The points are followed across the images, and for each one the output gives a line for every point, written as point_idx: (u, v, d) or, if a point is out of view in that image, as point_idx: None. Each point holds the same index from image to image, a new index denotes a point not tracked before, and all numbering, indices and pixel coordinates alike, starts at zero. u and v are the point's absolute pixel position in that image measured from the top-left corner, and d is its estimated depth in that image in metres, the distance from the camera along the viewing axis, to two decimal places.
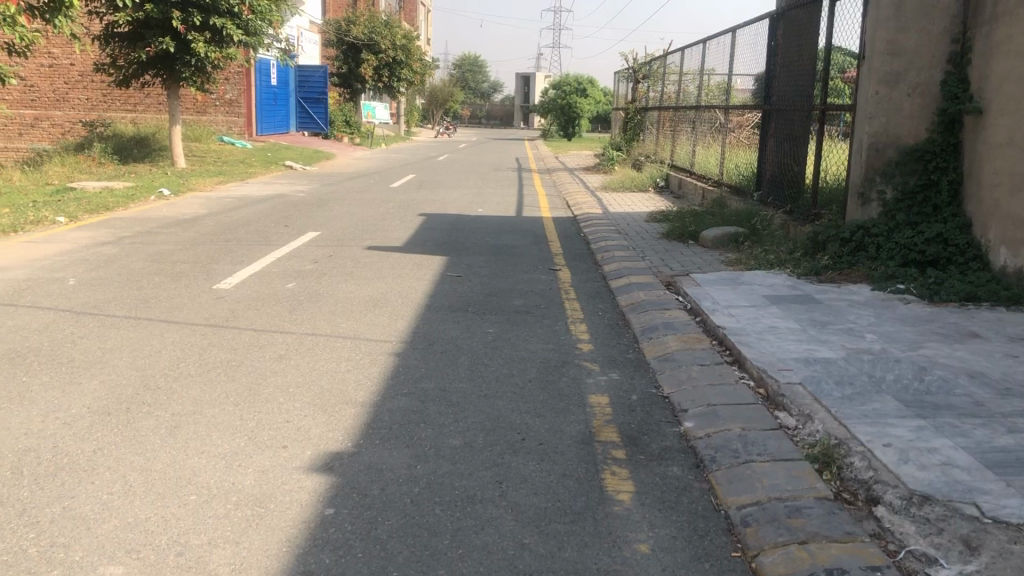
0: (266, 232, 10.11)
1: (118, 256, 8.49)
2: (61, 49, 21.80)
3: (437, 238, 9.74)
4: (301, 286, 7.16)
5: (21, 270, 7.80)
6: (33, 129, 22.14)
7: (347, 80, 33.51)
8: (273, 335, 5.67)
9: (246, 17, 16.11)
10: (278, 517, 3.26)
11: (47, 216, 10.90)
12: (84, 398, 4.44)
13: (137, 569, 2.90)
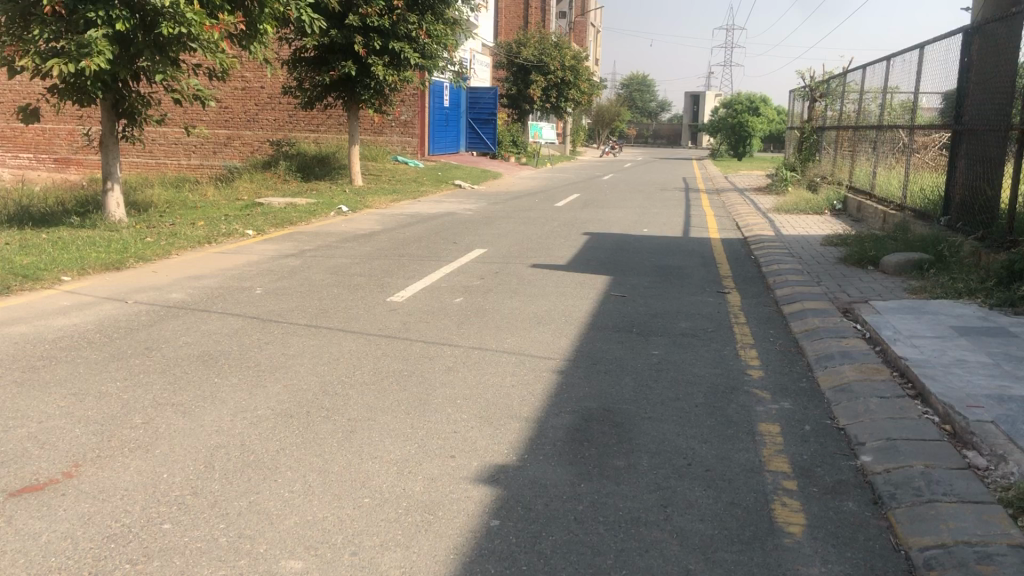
0: (436, 248, 10.43)
1: (299, 268, 8.98)
2: (254, 73, 23.32)
3: (602, 258, 9.73)
4: (469, 301, 7.34)
5: (215, 279, 8.39)
6: (226, 148, 23.80)
7: (516, 101, 34.19)
8: (443, 347, 5.84)
9: (423, 41, 16.76)
10: (447, 524, 3.35)
11: (237, 229, 11.68)
12: (268, 400, 4.73)
13: (315, 565, 3.05)
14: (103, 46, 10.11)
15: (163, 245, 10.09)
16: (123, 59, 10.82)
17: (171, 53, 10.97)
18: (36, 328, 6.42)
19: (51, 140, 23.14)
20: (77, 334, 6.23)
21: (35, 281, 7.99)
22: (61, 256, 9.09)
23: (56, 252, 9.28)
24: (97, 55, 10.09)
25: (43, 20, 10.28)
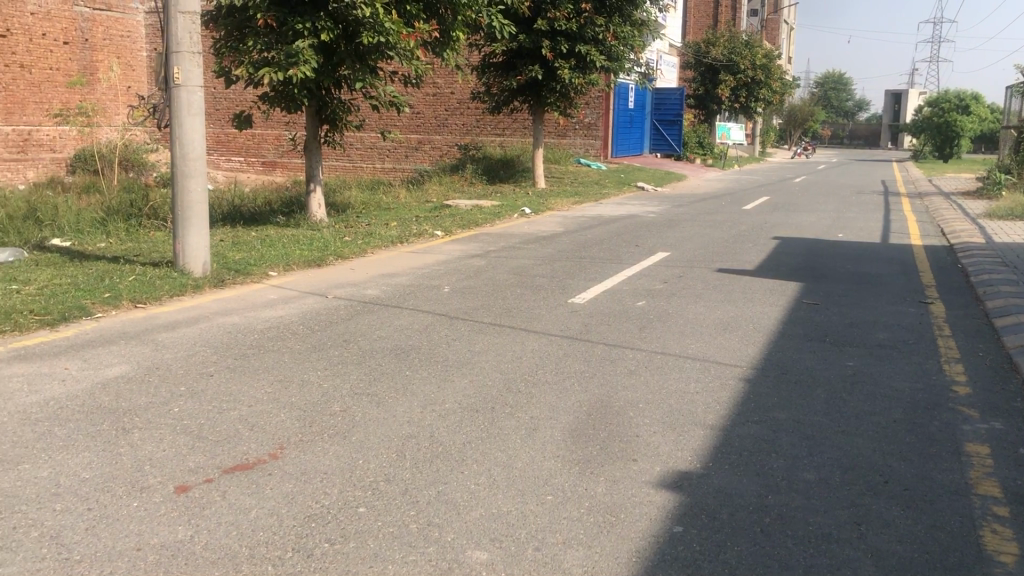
0: (620, 251, 10.40)
1: (485, 268, 9.22)
2: (445, 79, 24.08)
3: (792, 264, 9.39)
4: (652, 305, 7.28)
5: (406, 277, 8.76)
6: (417, 152, 24.72)
7: (703, 101, 33.55)
8: (626, 350, 5.83)
9: (611, 43, 16.74)
10: (629, 527, 3.34)
11: (427, 230, 12.14)
12: (455, 395, 4.90)
13: (500, 557, 3.12)
14: (309, 56, 10.75)
15: (360, 244, 10.61)
16: (327, 68, 11.46)
17: (370, 61, 11.53)
18: (247, 319, 6.93)
19: (260, 145, 24.88)
20: (282, 325, 6.69)
21: (246, 275, 8.63)
22: (268, 253, 9.76)
23: (264, 249, 9.98)
24: (304, 64, 10.76)
25: (257, 33, 11.10)
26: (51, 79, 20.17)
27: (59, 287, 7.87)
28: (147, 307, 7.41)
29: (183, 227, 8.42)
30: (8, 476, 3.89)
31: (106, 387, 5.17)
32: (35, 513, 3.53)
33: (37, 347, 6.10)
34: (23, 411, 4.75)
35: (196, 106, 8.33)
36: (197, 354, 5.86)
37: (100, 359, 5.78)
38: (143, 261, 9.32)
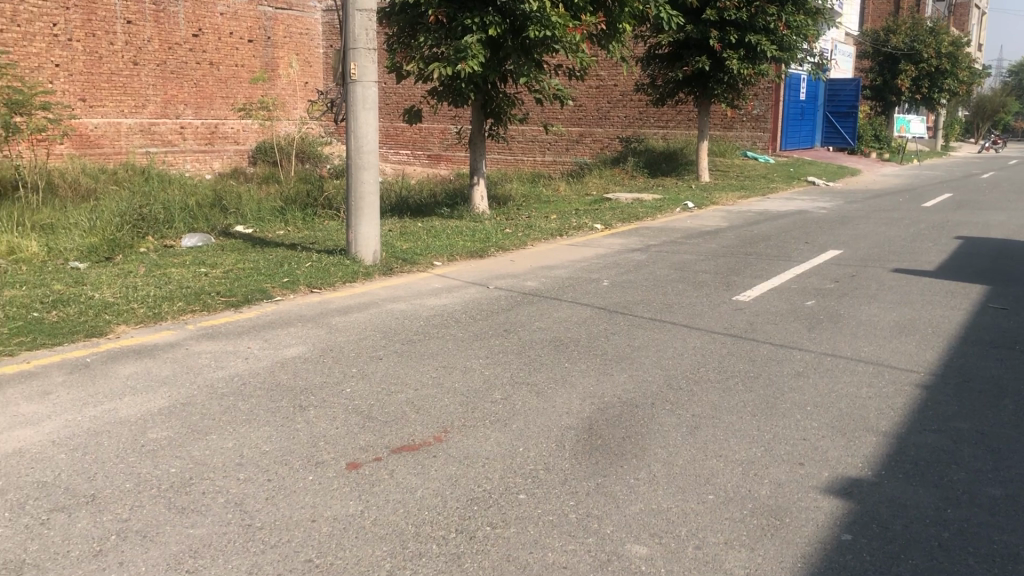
0: (787, 248, 10.07)
1: (645, 263, 9.13)
2: (609, 71, 23.95)
3: (977, 266, 8.78)
4: (821, 305, 7.01)
5: (566, 270, 8.81)
6: (579, 144, 24.75)
7: (881, 93, 31.89)
8: (792, 351, 5.64)
9: (782, 33, 16.15)
10: (794, 531, 3.25)
11: (587, 223, 12.15)
12: (615, 388, 4.90)
13: (660, 553, 3.11)
14: (477, 50, 10.96)
15: (521, 236, 10.74)
16: (494, 62, 11.62)
17: (536, 55, 11.63)
18: (413, 306, 7.18)
19: (427, 138, 25.60)
20: (446, 313, 6.88)
21: (413, 265, 8.93)
22: (433, 243, 10.06)
23: (430, 239, 10.29)
24: (471, 59, 10.96)
25: (428, 29, 11.48)
26: (237, 76, 21.51)
27: (244, 271, 8.41)
28: (321, 292, 7.80)
29: (355, 218, 8.80)
30: (199, 445, 4.21)
31: (285, 366, 5.50)
32: (220, 480, 3.81)
33: (223, 326, 6.55)
34: (212, 385, 5.13)
35: (370, 101, 8.66)
36: (366, 338, 6.12)
37: (279, 339, 6.14)
38: (317, 248, 9.82)
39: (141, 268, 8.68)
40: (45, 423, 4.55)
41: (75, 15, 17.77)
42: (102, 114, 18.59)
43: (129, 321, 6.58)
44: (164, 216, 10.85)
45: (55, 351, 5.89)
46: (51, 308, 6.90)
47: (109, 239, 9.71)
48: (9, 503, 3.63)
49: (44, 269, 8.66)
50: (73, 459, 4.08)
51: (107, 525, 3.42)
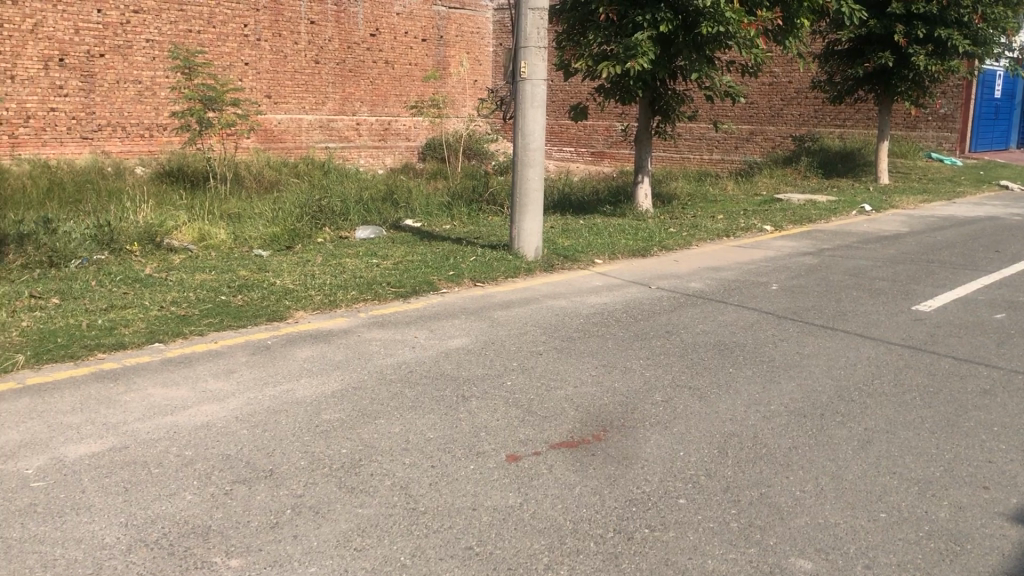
0: (975, 256, 9.41)
1: (816, 267, 8.78)
2: (784, 68, 23.15)
3: None
4: (1011, 319, 6.52)
5: (732, 272, 8.59)
6: (748, 143, 24.08)
7: None
8: (977, 367, 5.28)
9: (977, 26, 15.10)
10: (976, 560, 3.04)
11: (756, 224, 11.80)
12: (781, 396, 4.74)
13: (826, 570, 2.99)
14: (647, 48, 10.89)
15: (686, 236, 10.58)
16: (664, 59, 11.48)
17: (708, 51, 11.34)
18: (574, 303, 7.21)
19: (592, 135, 25.59)
20: (608, 312, 6.86)
21: (574, 262, 8.96)
22: (596, 240, 10.07)
23: (592, 237, 10.30)
24: (641, 56, 10.91)
25: (598, 26, 11.54)
26: (410, 74, 22.24)
27: (412, 263, 8.70)
28: (485, 286, 7.95)
29: (519, 214, 8.93)
30: (367, 428, 4.40)
31: (449, 356, 5.65)
32: (387, 463, 3.96)
33: (392, 316, 6.81)
34: (381, 371, 5.35)
35: (538, 99, 8.74)
36: (529, 333, 6.21)
37: (445, 330, 6.32)
38: (482, 243, 10.03)
39: (318, 257, 9.14)
40: (230, 399, 4.89)
41: (264, 16, 18.82)
42: (285, 110, 19.63)
43: (307, 307, 6.95)
44: (341, 208, 11.36)
45: (240, 333, 6.31)
46: (237, 292, 7.38)
47: (290, 229, 10.28)
48: (198, 472, 3.92)
49: (231, 255, 9.27)
50: (255, 435, 4.35)
51: (284, 499, 3.63)
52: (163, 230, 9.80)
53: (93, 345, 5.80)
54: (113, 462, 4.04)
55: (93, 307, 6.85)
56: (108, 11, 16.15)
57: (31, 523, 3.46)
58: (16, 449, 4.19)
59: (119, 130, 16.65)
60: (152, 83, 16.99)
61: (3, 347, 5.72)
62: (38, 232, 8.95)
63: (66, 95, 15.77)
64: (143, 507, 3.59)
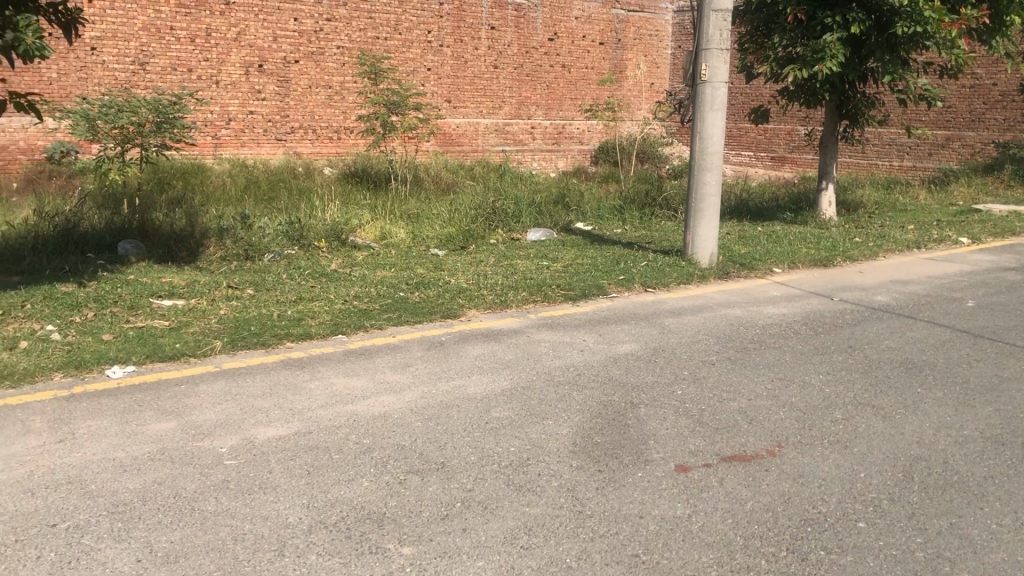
0: None
1: (1018, 284, 8.13)
2: (988, 69, 21.58)
3: None
4: None
5: (922, 286, 8.09)
6: (944, 149, 22.61)
7: None
8: None
9: None
10: None
11: (950, 235, 11.07)
12: (976, 421, 4.42)
13: None
14: (836, 50, 10.44)
15: (872, 246, 10.05)
16: (855, 61, 10.96)
17: (902, 52, 10.73)
18: (750, 313, 7.01)
19: (772, 140, 24.77)
20: (784, 323, 6.62)
21: (750, 270, 8.71)
22: (774, 249, 9.75)
23: (770, 245, 9.98)
24: (830, 59, 10.47)
25: (784, 29, 11.16)
26: (586, 78, 22.33)
27: (583, 266, 8.72)
28: (656, 292, 7.87)
29: (694, 219, 8.77)
30: (535, 428, 4.44)
31: (618, 361, 5.62)
32: (554, 464, 3.99)
33: (562, 318, 6.86)
34: (549, 373, 5.40)
35: (718, 102, 8.54)
36: (700, 341, 6.08)
37: (614, 335, 6.30)
38: (655, 248, 9.94)
39: (491, 257, 9.34)
40: (406, 392, 5.07)
41: (447, 22, 19.38)
42: (464, 114, 20.14)
43: (480, 306, 7.11)
44: (514, 210, 11.55)
45: (416, 328, 6.53)
46: (414, 289, 7.67)
47: (465, 230, 10.59)
48: (374, 460, 4.09)
49: (410, 253, 9.64)
50: (427, 427, 4.49)
51: (454, 492, 3.72)
52: (348, 227, 10.29)
53: (282, 334, 6.17)
54: (297, 446, 4.28)
55: (283, 298, 7.29)
56: (303, 19, 17.11)
57: (223, 497, 3.73)
58: (212, 428, 4.52)
59: (310, 133, 17.62)
60: (341, 88, 17.89)
61: (204, 332, 6.19)
62: (236, 227, 9.63)
63: (263, 99, 16.85)
64: (324, 490, 3.78)
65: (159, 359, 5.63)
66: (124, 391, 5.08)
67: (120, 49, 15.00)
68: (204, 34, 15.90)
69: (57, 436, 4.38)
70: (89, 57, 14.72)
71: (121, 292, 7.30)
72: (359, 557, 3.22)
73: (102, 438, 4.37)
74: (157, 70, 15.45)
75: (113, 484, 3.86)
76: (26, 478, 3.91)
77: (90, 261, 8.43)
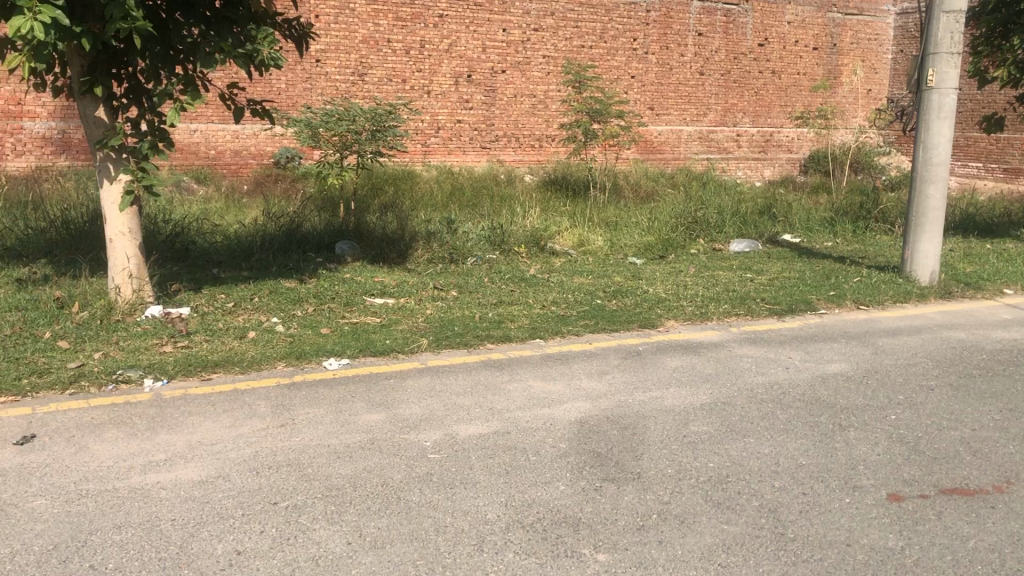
0: None
1: None
2: None
3: None
4: None
5: None
6: None
7: None
8: None
9: None
10: None
11: None
12: None
13: None
14: None
15: None
16: None
17: None
18: (975, 336, 6.50)
19: (1006, 149, 22.83)
20: (1014, 350, 6.09)
21: (977, 290, 8.08)
22: (1005, 268, 8.99)
23: (1001, 263, 9.21)
24: None
25: None
26: (798, 84, 21.52)
27: (789, 280, 8.41)
28: (869, 310, 7.46)
29: (916, 234, 8.24)
30: (736, 445, 4.33)
31: (826, 381, 5.37)
32: (755, 483, 3.88)
33: (766, 333, 6.64)
34: (752, 389, 5.23)
35: (947, 109, 7.98)
36: (919, 365, 5.70)
37: (822, 353, 6.03)
38: (868, 263, 9.42)
39: (692, 268, 9.19)
40: (603, 399, 5.09)
41: (654, 30, 19.25)
42: (667, 122, 19.94)
43: (679, 317, 7.01)
44: (716, 220, 11.33)
45: (613, 336, 6.53)
46: (612, 297, 7.68)
47: (664, 239, 10.52)
48: (571, 465, 4.13)
49: (608, 261, 9.66)
50: (624, 436, 4.49)
51: (650, 504, 3.70)
52: (547, 233, 10.44)
53: (484, 335, 6.36)
54: (496, 445, 4.40)
55: (485, 301, 7.51)
56: (512, 29, 17.55)
57: (427, 489, 3.90)
58: (418, 422, 4.73)
59: (514, 141, 18.06)
60: (546, 97, 18.21)
61: (411, 330, 6.49)
62: (443, 231, 10.02)
63: (471, 108, 17.43)
64: (521, 490, 3.86)
65: (370, 353, 5.96)
66: (339, 382, 5.42)
67: (341, 61, 15.99)
68: (418, 45, 16.64)
69: (279, 421, 4.73)
70: (314, 68, 15.80)
71: (338, 290, 7.78)
72: (555, 559, 3.27)
73: (318, 426, 4.67)
74: (373, 81, 16.35)
75: (328, 469, 4.13)
76: (252, 457, 4.26)
77: (310, 259, 9.03)
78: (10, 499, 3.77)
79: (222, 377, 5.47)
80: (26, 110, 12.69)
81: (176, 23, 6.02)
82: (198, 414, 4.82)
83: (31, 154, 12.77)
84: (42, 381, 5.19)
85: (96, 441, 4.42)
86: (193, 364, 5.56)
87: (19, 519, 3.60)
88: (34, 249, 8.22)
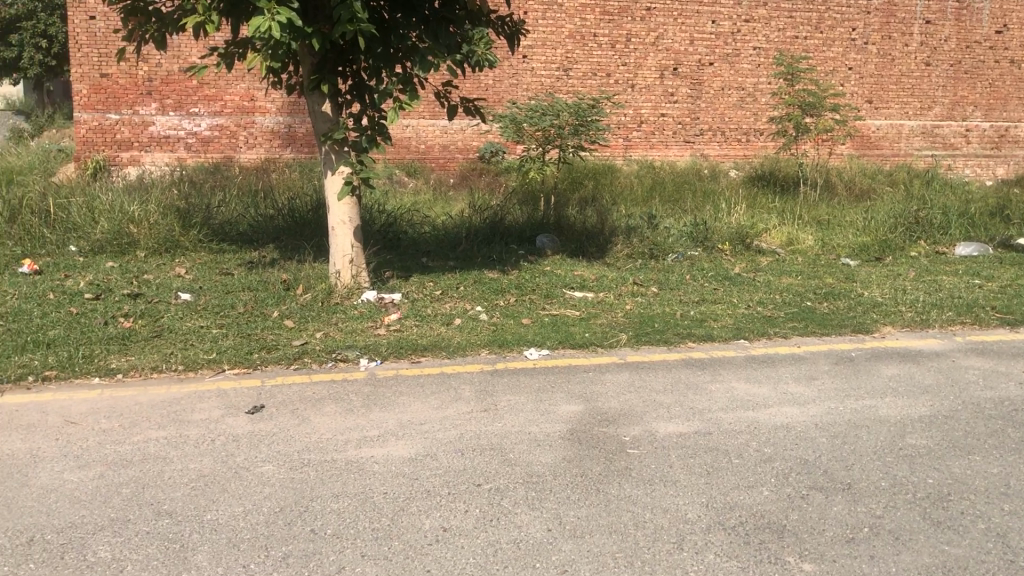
0: None
1: None
2: None
3: None
4: None
5: None
6: None
7: None
8: None
9: None
10: None
11: None
12: None
13: None
14: None
15: None
16: None
17: None
18: None
19: None
20: None
21: None
22: None
23: None
24: None
25: None
26: None
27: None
28: None
29: None
30: (958, 462, 4.04)
31: None
32: (982, 505, 3.60)
33: (995, 345, 6.13)
34: (978, 405, 4.86)
35: None
36: None
37: None
38: None
39: (911, 271, 8.64)
40: (811, 405, 4.89)
41: (875, 18, 18.19)
42: (887, 115, 18.77)
43: (896, 323, 6.61)
44: (942, 220, 10.55)
45: (824, 341, 6.26)
46: (823, 299, 7.36)
47: (881, 240, 9.92)
48: (776, 471, 4.01)
49: (818, 262, 9.27)
50: (834, 445, 4.29)
51: (862, 516, 3.53)
52: (753, 231, 10.13)
53: (684, 334, 6.27)
54: (697, 444, 4.34)
55: (686, 298, 7.41)
56: (721, 21, 17.14)
57: (626, 483, 3.91)
58: (617, 416, 4.75)
59: (720, 136, 17.64)
60: (755, 90, 17.65)
61: (609, 325, 6.50)
62: (644, 226, 9.97)
63: (676, 102, 17.20)
64: (722, 492, 3.79)
65: (570, 345, 6.03)
66: (540, 371, 5.53)
67: (548, 56, 16.23)
68: (625, 39, 16.61)
69: (482, 406, 4.89)
70: (521, 64, 16.15)
71: (539, 282, 7.93)
72: (758, 564, 3.19)
73: (519, 413, 4.80)
74: (579, 76, 16.48)
75: (529, 456, 4.22)
76: (457, 439, 4.43)
77: (513, 252, 9.26)
78: (243, 462, 4.13)
79: (431, 361, 5.73)
80: (258, 106, 13.77)
81: (395, 22, 6.32)
82: (407, 395, 5.08)
83: (262, 147, 13.86)
84: (270, 356, 5.65)
85: (316, 414, 4.76)
86: (405, 347, 5.86)
87: (250, 481, 3.94)
88: (262, 234, 8.94)
